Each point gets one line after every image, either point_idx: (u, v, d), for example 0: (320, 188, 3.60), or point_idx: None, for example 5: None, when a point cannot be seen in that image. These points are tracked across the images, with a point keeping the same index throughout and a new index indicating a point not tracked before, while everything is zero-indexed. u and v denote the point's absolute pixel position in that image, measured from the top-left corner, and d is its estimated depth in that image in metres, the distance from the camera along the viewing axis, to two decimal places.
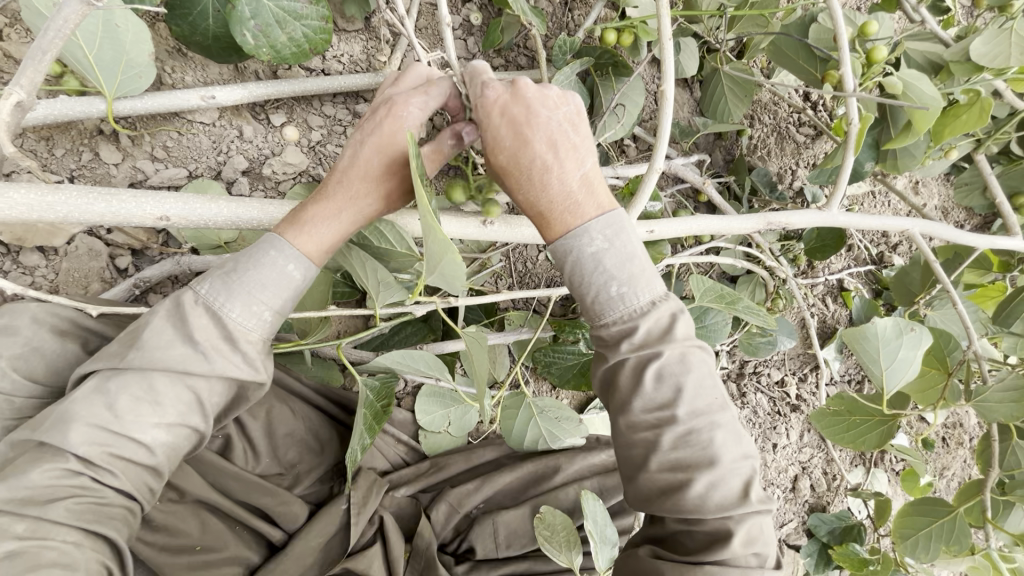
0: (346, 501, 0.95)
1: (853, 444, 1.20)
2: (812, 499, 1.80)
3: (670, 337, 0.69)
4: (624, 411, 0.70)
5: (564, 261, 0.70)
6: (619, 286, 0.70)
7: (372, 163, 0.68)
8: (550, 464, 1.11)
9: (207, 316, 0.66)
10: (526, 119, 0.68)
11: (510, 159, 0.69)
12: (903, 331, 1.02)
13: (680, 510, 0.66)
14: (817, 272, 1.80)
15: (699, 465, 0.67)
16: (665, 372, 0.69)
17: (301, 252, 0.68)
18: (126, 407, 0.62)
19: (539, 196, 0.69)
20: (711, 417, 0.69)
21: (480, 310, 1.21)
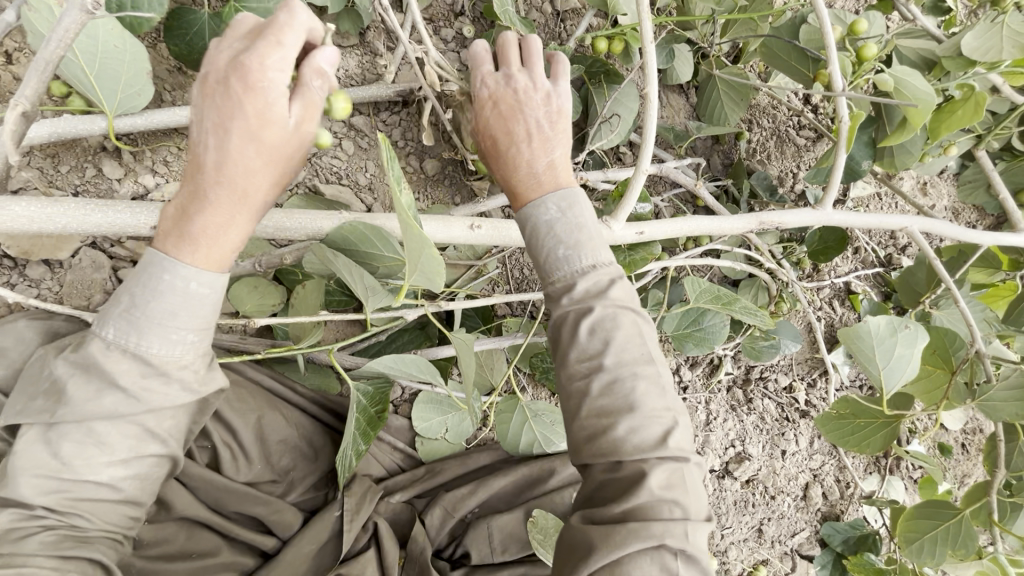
0: (339, 508, 0.95)
1: (858, 447, 1.18)
2: (825, 508, 1.76)
3: (602, 292, 0.71)
4: (561, 362, 0.72)
5: (522, 227, 0.74)
6: (565, 248, 0.72)
7: (245, 155, 0.60)
8: (546, 468, 1.10)
9: (127, 355, 0.66)
10: (511, 110, 0.75)
11: (491, 143, 0.76)
12: (898, 328, 1.00)
13: (603, 454, 0.67)
14: (823, 275, 1.78)
15: (620, 410, 0.67)
16: (597, 326, 0.70)
17: (198, 267, 0.64)
18: (72, 453, 0.67)
19: (507, 174, 0.75)
20: (635, 367, 0.69)
21: (477, 316, 1.21)
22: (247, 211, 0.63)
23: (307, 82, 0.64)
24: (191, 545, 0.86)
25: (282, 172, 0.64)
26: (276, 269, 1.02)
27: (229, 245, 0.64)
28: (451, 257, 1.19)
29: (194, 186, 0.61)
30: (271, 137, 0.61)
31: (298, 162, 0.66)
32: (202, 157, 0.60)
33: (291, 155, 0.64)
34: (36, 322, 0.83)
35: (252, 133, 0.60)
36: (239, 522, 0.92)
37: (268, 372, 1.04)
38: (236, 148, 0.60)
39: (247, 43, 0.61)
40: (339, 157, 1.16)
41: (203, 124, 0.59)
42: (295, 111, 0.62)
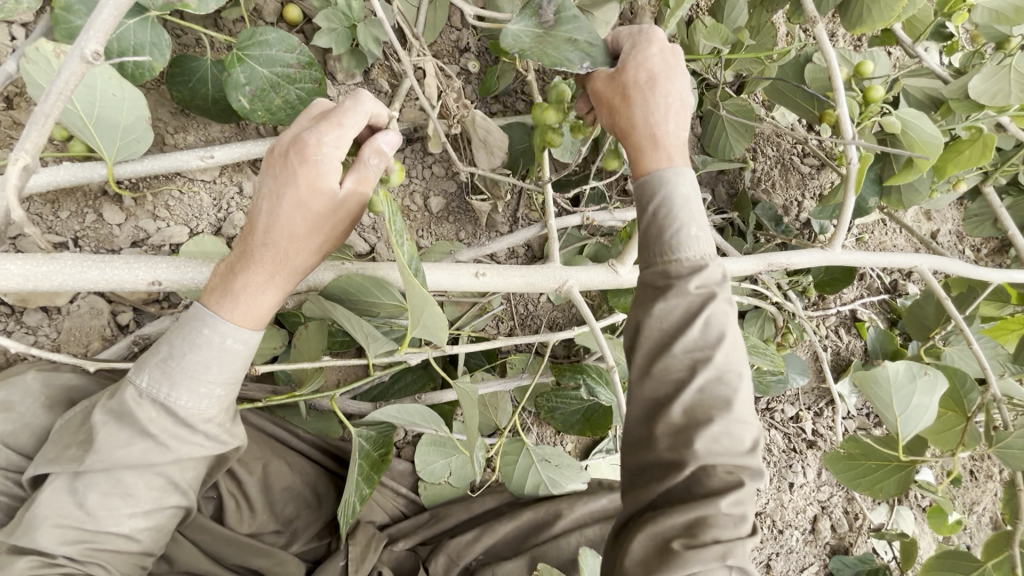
0: (344, 558, 0.93)
1: (871, 491, 1.15)
2: (833, 541, 1.73)
3: (719, 284, 0.72)
4: (661, 350, 0.70)
5: (655, 194, 0.74)
6: (699, 230, 0.73)
7: (292, 221, 0.66)
8: (550, 511, 1.06)
9: (155, 406, 0.70)
10: (672, 70, 0.76)
11: (648, 80, 0.75)
12: (916, 374, 0.96)
13: (691, 452, 0.66)
14: (828, 303, 1.77)
15: (719, 412, 0.68)
16: (711, 321, 0.71)
17: (236, 325, 0.69)
18: (97, 503, 0.69)
19: (651, 128, 0.75)
20: (736, 371, 0.71)
21: (483, 355, 1.20)
22: (288, 275, 0.68)
23: (364, 160, 0.70)
24: None
25: (327, 239, 0.69)
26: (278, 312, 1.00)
27: (265, 306, 0.69)
28: (455, 295, 1.19)
29: (245, 246, 0.67)
30: (316, 205, 0.66)
31: (344, 231, 0.71)
32: (255, 221, 0.67)
33: (336, 224, 0.69)
34: (41, 375, 0.79)
35: (300, 201, 0.66)
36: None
37: (270, 417, 1.01)
38: (285, 214, 0.66)
39: (315, 124, 0.70)
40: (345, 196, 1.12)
41: (261, 191, 0.66)
42: (348, 184, 0.68)
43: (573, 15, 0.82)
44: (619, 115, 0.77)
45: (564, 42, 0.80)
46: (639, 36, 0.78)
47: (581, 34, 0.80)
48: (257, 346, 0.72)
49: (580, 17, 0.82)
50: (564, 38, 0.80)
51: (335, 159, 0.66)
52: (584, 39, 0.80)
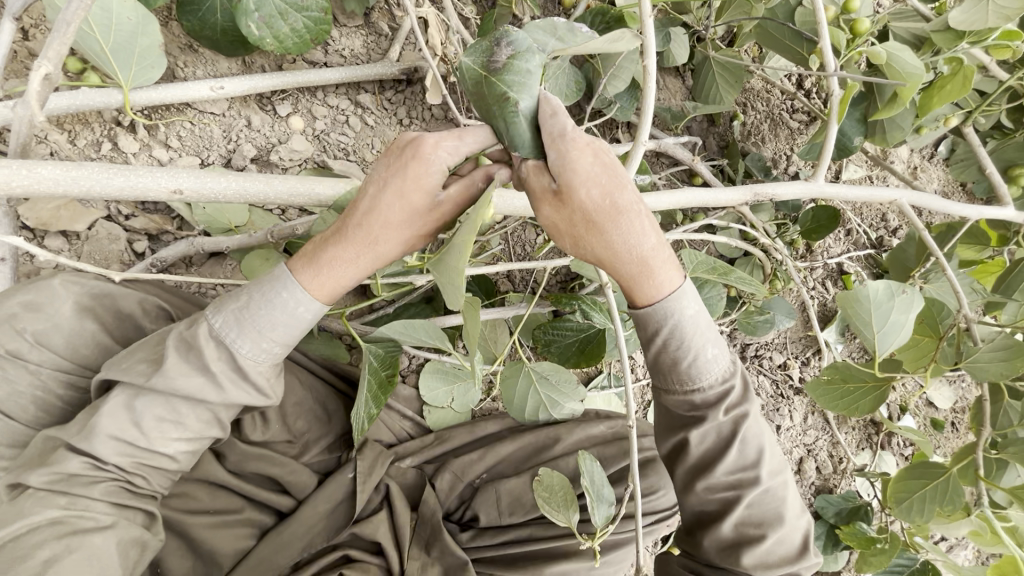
0: (352, 470, 0.97)
1: (847, 411, 1.14)
2: (818, 482, 1.81)
3: (749, 406, 0.82)
4: (704, 473, 0.83)
5: (660, 322, 0.75)
6: (713, 347, 0.79)
7: (390, 212, 0.63)
8: (550, 435, 1.11)
9: (219, 347, 0.72)
10: (617, 183, 0.64)
11: (602, 204, 0.64)
12: (894, 293, 1.02)
13: (746, 562, 0.81)
14: (816, 256, 1.81)
15: (769, 524, 0.82)
16: (748, 437, 0.82)
17: (310, 295, 0.70)
18: (152, 423, 0.73)
19: (618, 251, 0.68)
20: (779, 479, 0.85)
21: (481, 290, 1.26)
22: (369, 260, 0.68)
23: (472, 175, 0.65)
24: (213, 502, 0.87)
25: (415, 238, 0.67)
26: (286, 242, 1.06)
27: (341, 284, 0.70)
28: None
29: (341, 221, 0.67)
30: (417, 201, 0.63)
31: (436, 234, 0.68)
32: (358, 202, 0.65)
33: (430, 221, 0.65)
34: (70, 281, 0.81)
35: (401, 193, 0.63)
36: (256, 482, 0.93)
37: None
38: (386, 202, 0.63)
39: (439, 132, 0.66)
40: (347, 134, 1.15)
41: (372, 174, 0.64)
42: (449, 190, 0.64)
43: (524, 67, 0.60)
44: (591, 245, 0.68)
45: (495, 103, 0.60)
46: (561, 138, 0.61)
47: (523, 98, 0.60)
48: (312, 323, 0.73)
49: (534, 70, 0.60)
50: (496, 95, 0.60)
51: (446, 166, 0.62)
52: (519, 106, 0.60)
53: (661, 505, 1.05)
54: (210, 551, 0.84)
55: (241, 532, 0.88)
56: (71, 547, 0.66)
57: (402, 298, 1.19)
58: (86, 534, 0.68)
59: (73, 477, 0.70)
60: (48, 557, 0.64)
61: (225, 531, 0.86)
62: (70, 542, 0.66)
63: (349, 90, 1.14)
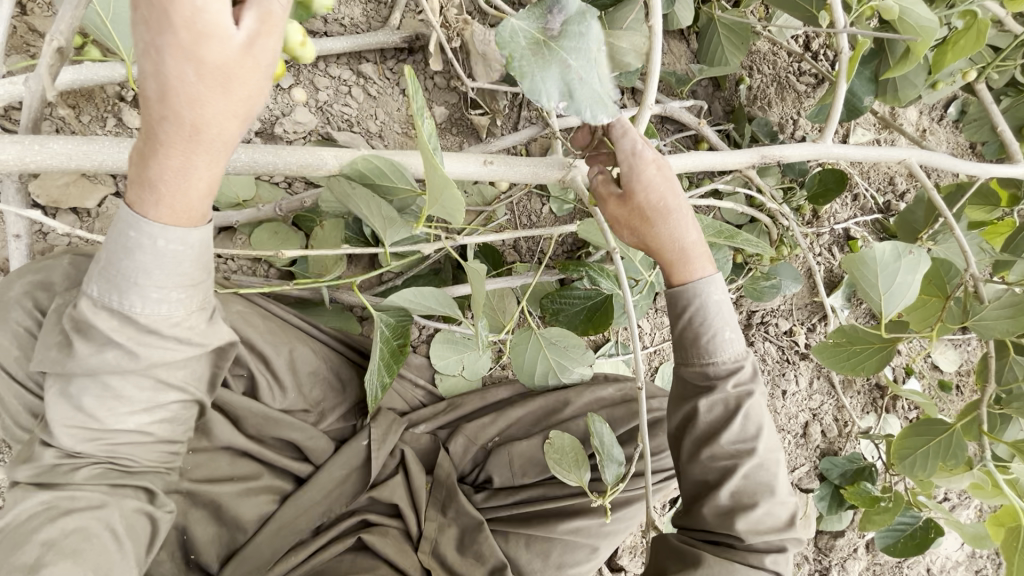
0: (367, 437, 0.97)
1: (853, 371, 1.15)
2: (823, 445, 1.83)
3: (754, 382, 0.84)
4: (709, 442, 0.83)
5: (691, 304, 0.83)
6: (733, 332, 0.84)
7: (188, 82, 0.50)
8: (560, 399, 1.11)
9: (112, 315, 0.63)
10: (672, 186, 0.79)
11: (659, 198, 0.79)
12: (900, 254, 0.99)
13: (739, 528, 0.80)
14: (823, 222, 1.80)
15: (762, 494, 0.82)
16: (751, 412, 0.83)
17: (160, 221, 0.59)
18: (95, 405, 0.65)
19: (666, 241, 0.81)
20: (777, 454, 0.85)
21: (489, 261, 1.27)
22: (207, 148, 0.55)
23: None
24: (235, 469, 0.85)
25: (247, 100, 0.54)
26: (294, 215, 1.07)
27: (193, 194, 0.58)
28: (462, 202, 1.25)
29: (144, 121, 0.53)
30: (212, 56, 0.49)
31: (267, 84, 0.55)
32: (144, 89, 0.51)
33: (245, 78, 0.53)
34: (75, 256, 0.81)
35: (185, 51, 0.49)
36: (276, 448, 0.92)
37: (291, 309, 1.00)
38: (172, 70, 0.49)
39: None
40: (350, 105, 1.14)
41: (132, 42, 0.49)
42: (246, 24, 0.51)
43: (579, 31, 0.62)
44: (644, 236, 0.82)
45: (554, 66, 0.62)
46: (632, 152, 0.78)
47: (578, 60, 0.62)
48: (201, 245, 0.62)
49: (588, 35, 0.63)
50: (557, 57, 0.62)
51: None
52: (579, 69, 0.62)
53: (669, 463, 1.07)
54: (234, 517, 0.83)
55: (263, 498, 0.88)
56: (67, 531, 0.62)
57: (411, 269, 1.20)
58: (80, 514, 0.64)
59: (54, 467, 0.65)
60: (47, 540, 0.61)
61: (251, 499, 0.86)
62: (64, 525, 0.62)
63: (351, 61, 1.12)
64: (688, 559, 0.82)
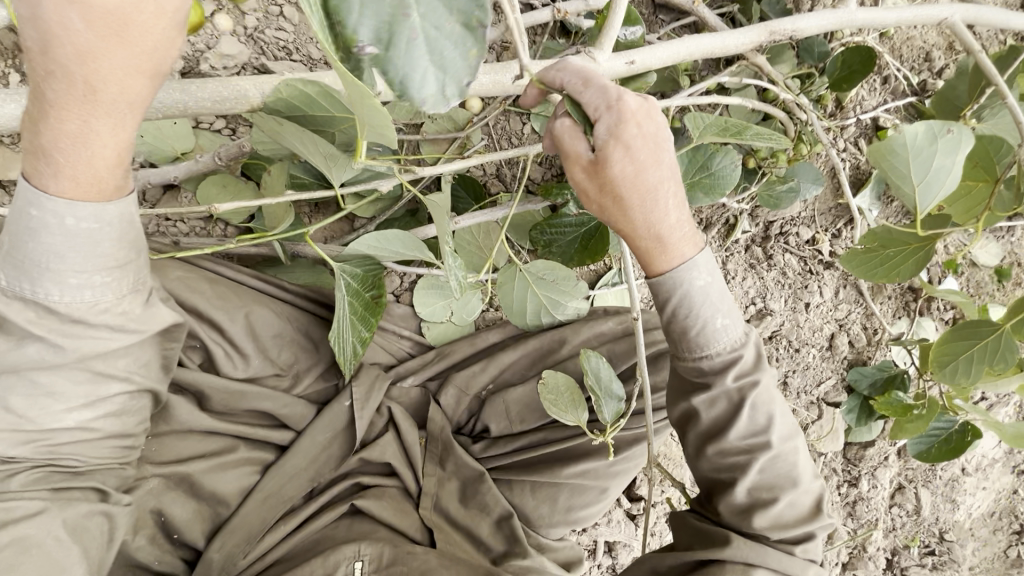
0: (349, 398, 0.91)
1: (887, 278, 1.01)
2: (851, 355, 1.72)
3: (759, 368, 0.77)
4: (715, 439, 0.78)
5: (672, 294, 0.74)
6: (723, 318, 0.75)
7: (74, 32, 0.44)
8: (555, 337, 1.03)
9: (28, 305, 0.55)
10: (648, 159, 0.67)
11: (632, 175, 0.67)
12: (937, 135, 0.79)
13: (761, 523, 0.76)
14: (847, 113, 1.59)
15: (782, 487, 0.77)
16: (758, 403, 0.77)
17: (61, 197, 0.52)
18: (25, 406, 0.57)
19: (640, 225, 0.71)
20: (794, 441, 0.79)
21: (469, 197, 1.16)
22: (109, 108, 0.49)
23: None
24: (205, 446, 0.81)
25: (154, 50, 0.47)
26: (241, 164, 0.95)
27: (100, 164, 0.52)
28: (430, 130, 1.11)
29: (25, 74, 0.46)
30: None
31: (174, 32, 0.48)
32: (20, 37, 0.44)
33: (144, 29, 0.46)
34: None
35: None
36: (250, 419, 0.86)
37: (248, 271, 0.91)
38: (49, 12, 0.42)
39: None
40: (284, 28, 0.99)
41: None
42: None
43: None
44: (616, 217, 0.71)
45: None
46: (615, 101, 0.64)
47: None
48: (121, 221, 0.55)
49: None
50: None
51: None
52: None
53: None
54: (210, 491, 0.79)
55: (244, 471, 0.83)
56: (4, 543, 0.55)
57: (382, 214, 1.09)
58: (23, 522, 0.57)
59: None
60: None
61: (229, 473, 0.81)
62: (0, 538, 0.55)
63: None
64: (716, 540, 0.77)
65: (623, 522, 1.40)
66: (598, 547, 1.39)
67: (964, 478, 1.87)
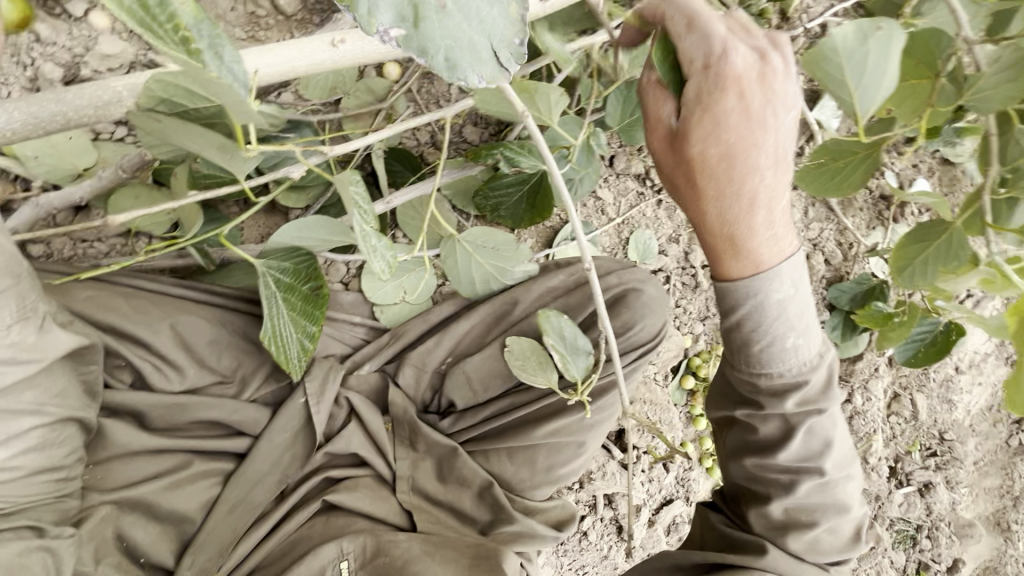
0: (304, 395, 0.88)
1: (841, 191, 0.96)
2: (829, 274, 1.70)
3: (828, 395, 0.71)
4: (762, 454, 0.73)
5: (743, 303, 0.67)
6: (796, 339, 0.68)
7: None
8: (507, 300, 0.99)
9: None
10: (745, 142, 0.58)
11: (722, 154, 0.59)
12: (868, 35, 0.67)
13: (794, 546, 0.73)
14: (794, 23, 1.52)
15: (823, 512, 0.73)
16: (815, 428, 0.72)
17: None
18: None
19: (721, 216, 0.63)
20: (845, 470, 0.75)
21: (407, 166, 1.10)
22: None
23: None
24: (155, 464, 0.78)
25: None
26: (151, 170, 0.90)
27: None
28: (350, 106, 1.06)
29: None
30: None
31: None
32: None
33: None
34: None
35: None
36: (200, 430, 0.84)
37: (175, 281, 0.88)
38: None
39: None
40: None
41: None
42: None
43: None
44: (689, 201, 0.65)
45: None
46: (715, 65, 0.56)
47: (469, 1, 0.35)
48: None
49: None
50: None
51: None
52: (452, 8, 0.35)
53: (641, 338, 0.96)
54: (170, 510, 0.77)
55: (203, 485, 0.81)
56: None
57: (318, 201, 1.05)
58: None
59: None
60: None
61: (187, 488, 0.79)
62: None
63: None
64: (749, 549, 0.73)
65: (618, 472, 1.41)
66: (596, 501, 1.41)
67: (958, 377, 1.86)
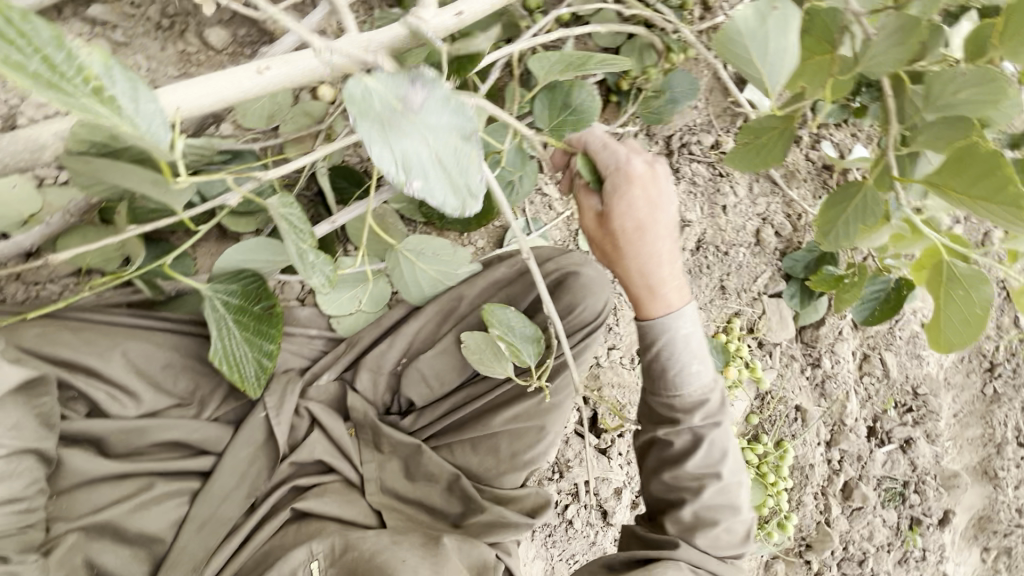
0: (263, 408, 0.91)
1: (769, 164, 1.00)
2: (782, 244, 1.75)
3: (721, 412, 0.83)
4: (673, 465, 0.83)
5: (658, 337, 0.81)
6: (698, 365, 0.82)
7: None
8: (454, 297, 1.03)
9: None
10: (649, 218, 0.77)
11: (632, 225, 0.78)
12: (766, 13, 0.72)
13: (699, 544, 0.81)
14: (715, 12, 1.60)
15: (723, 513, 0.83)
16: (716, 442, 0.83)
17: None
18: None
19: (637, 271, 0.80)
20: (739, 477, 0.86)
21: (350, 181, 1.14)
22: None
23: None
24: (120, 489, 0.81)
25: None
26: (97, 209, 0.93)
27: None
28: (288, 130, 1.11)
29: None
30: None
31: None
32: None
33: None
34: None
35: None
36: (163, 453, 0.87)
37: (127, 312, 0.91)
38: None
39: None
40: None
41: None
42: None
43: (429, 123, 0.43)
44: (615, 261, 0.81)
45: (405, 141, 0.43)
46: (620, 169, 0.77)
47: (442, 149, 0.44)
48: None
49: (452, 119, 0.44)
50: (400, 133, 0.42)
51: None
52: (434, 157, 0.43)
53: (585, 319, 1.01)
54: (138, 532, 0.79)
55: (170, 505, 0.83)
56: None
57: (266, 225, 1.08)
58: None
59: None
60: None
61: (155, 509, 0.82)
62: None
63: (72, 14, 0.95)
64: (665, 547, 0.82)
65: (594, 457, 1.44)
66: (578, 488, 1.43)
67: None
